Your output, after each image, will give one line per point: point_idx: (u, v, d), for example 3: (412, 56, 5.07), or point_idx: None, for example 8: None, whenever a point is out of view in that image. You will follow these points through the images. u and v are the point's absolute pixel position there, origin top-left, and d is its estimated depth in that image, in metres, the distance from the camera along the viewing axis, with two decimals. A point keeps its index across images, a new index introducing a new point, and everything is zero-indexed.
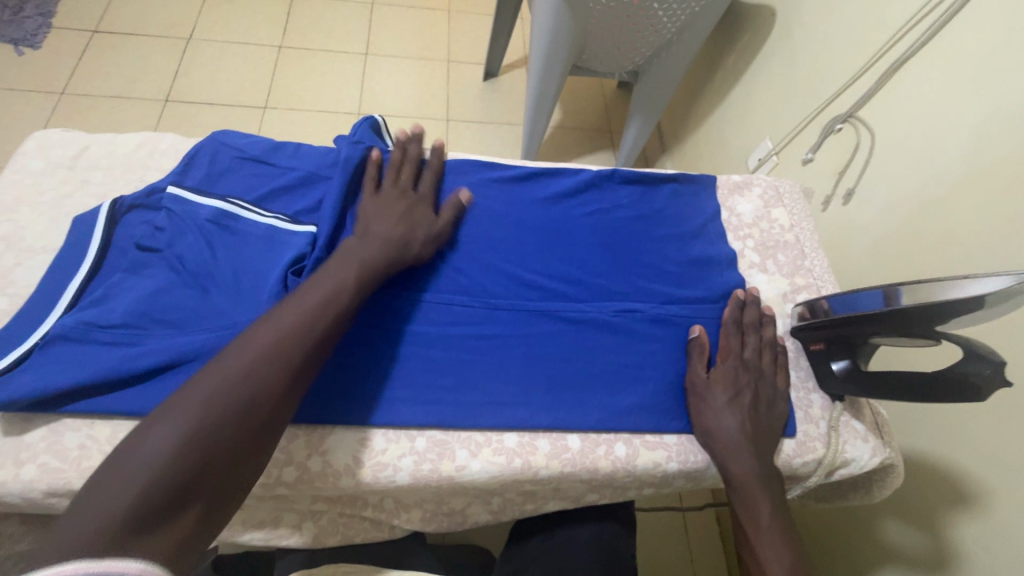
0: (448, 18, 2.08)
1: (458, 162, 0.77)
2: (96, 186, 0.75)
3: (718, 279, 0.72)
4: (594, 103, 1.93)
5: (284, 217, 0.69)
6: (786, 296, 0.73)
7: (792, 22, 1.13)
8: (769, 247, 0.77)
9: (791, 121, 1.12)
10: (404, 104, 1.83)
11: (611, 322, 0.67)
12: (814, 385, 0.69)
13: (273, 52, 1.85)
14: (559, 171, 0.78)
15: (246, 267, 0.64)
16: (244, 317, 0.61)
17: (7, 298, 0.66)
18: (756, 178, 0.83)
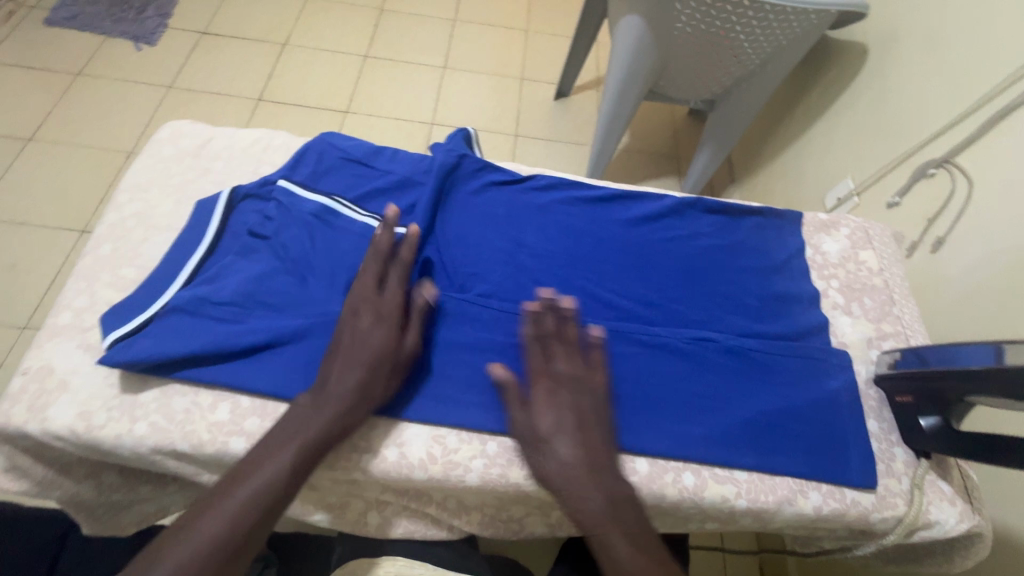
0: (524, 38, 2.14)
1: (544, 177, 0.79)
2: (217, 174, 0.82)
3: (799, 316, 0.71)
4: (664, 128, 1.93)
5: (381, 217, 0.73)
6: (873, 342, 0.71)
7: (888, 60, 1.09)
8: (855, 290, 0.75)
9: (879, 162, 1.08)
10: (476, 117, 1.89)
11: (685, 348, 0.65)
12: (897, 438, 0.66)
13: (358, 60, 1.96)
14: (642, 196, 0.79)
15: (344, 260, 0.69)
16: (340, 306, 0.66)
17: (135, 268, 0.72)
18: (843, 218, 0.81)
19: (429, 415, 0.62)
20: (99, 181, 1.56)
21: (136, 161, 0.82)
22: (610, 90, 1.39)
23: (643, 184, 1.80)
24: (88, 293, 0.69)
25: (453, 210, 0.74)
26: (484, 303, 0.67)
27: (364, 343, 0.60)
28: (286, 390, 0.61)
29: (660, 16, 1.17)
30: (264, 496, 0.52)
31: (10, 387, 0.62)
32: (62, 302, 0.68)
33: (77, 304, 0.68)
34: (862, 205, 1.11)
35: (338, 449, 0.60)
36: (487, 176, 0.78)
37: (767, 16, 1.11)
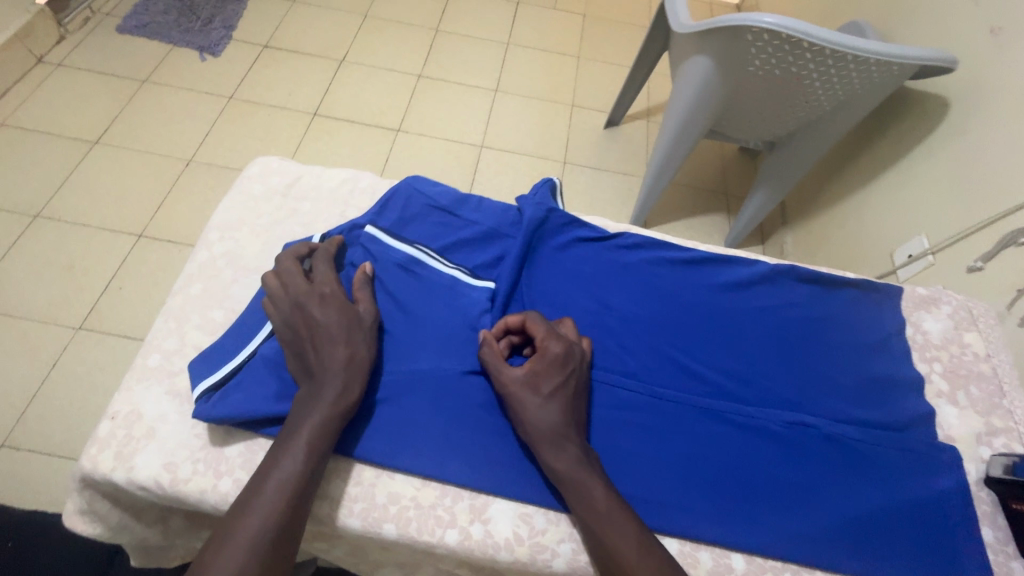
0: (576, 64, 2.14)
1: (635, 236, 0.81)
2: (303, 216, 0.84)
3: (903, 404, 0.70)
4: (714, 162, 1.89)
5: (467, 271, 0.76)
6: (983, 437, 0.69)
7: (970, 120, 1.05)
8: (960, 376, 0.74)
9: (957, 226, 1.03)
10: (526, 143, 1.89)
11: (780, 433, 0.66)
12: (1015, 551, 0.61)
13: (413, 79, 1.98)
14: (731, 260, 0.79)
15: (431, 316, 0.71)
16: (427, 364, 0.68)
17: (223, 311, 0.74)
18: (944, 293, 0.80)
19: (516, 494, 0.63)
20: (157, 188, 1.59)
21: (225, 198, 0.84)
22: (670, 128, 1.39)
23: (694, 219, 1.77)
24: (176, 334, 0.71)
25: (542, 271, 0.77)
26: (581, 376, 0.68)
27: (338, 348, 0.62)
28: (373, 452, 0.63)
29: (732, 58, 1.14)
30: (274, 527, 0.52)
31: (99, 432, 0.63)
32: (151, 342, 0.70)
33: (165, 346, 0.70)
34: (938, 264, 1.06)
35: (422, 521, 0.61)
36: (573, 231, 0.80)
37: (847, 66, 1.07)
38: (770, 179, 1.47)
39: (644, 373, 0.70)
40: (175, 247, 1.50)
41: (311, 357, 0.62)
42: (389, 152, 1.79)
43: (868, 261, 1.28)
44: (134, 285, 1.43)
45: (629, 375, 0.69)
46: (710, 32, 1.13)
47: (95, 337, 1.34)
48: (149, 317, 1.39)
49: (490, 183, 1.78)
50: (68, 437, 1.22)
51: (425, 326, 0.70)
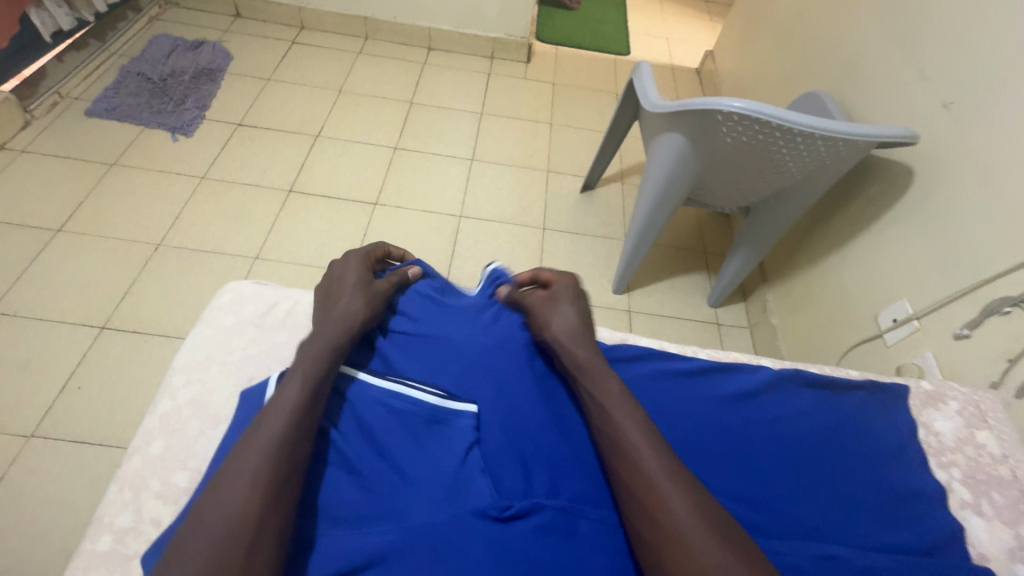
0: (549, 130, 2.20)
1: (639, 349, 0.79)
2: (280, 349, 0.80)
3: (921, 520, 0.66)
4: (690, 223, 1.93)
5: (446, 394, 0.71)
6: (1016, 554, 0.66)
7: (935, 191, 1.08)
8: (979, 481, 0.72)
9: (939, 292, 1.03)
10: (504, 210, 1.90)
11: (815, 571, 0.59)
12: None
13: (389, 152, 2.00)
14: (734, 368, 0.78)
15: (423, 457, 0.65)
16: (420, 518, 0.58)
17: (188, 473, 0.67)
18: (949, 389, 0.80)
19: None
20: (123, 275, 1.53)
21: (191, 331, 0.80)
22: (646, 201, 1.42)
23: (674, 280, 1.77)
24: (130, 507, 0.64)
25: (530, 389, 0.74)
26: (591, 519, 0.61)
27: (345, 299, 0.76)
28: None
29: (706, 136, 1.17)
30: (247, 488, 0.52)
31: None
32: (101, 521, 0.63)
33: (118, 524, 0.63)
34: (924, 330, 1.05)
35: None
36: None
37: (815, 141, 1.10)
38: (750, 241, 1.49)
39: None
40: (141, 337, 1.42)
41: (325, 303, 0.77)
42: (367, 226, 1.77)
43: (852, 327, 1.27)
44: (94, 383, 1.33)
45: None
46: (683, 113, 1.15)
47: (49, 446, 1.23)
48: (111, 419, 1.29)
49: (470, 253, 1.76)
50: (9, 568, 1.09)
51: (405, 465, 0.64)
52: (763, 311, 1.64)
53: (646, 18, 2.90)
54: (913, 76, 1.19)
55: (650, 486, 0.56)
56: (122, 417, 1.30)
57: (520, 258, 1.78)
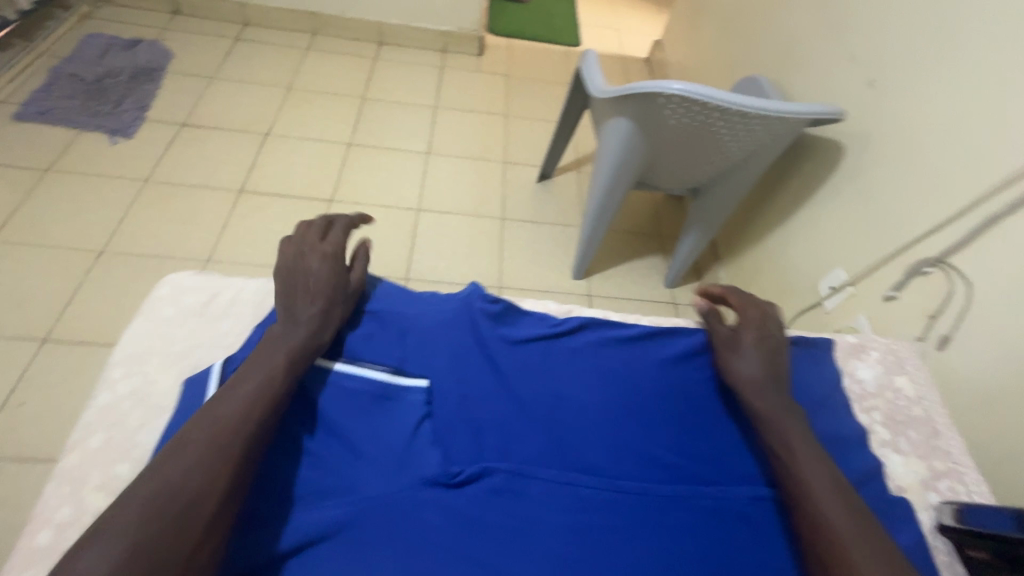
0: (505, 122, 2.21)
1: (586, 318, 0.80)
2: (226, 336, 0.79)
3: (854, 460, 0.71)
4: (645, 207, 1.98)
5: (395, 370, 0.71)
6: (928, 483, 0.72)
7: (863, 163, 1.15)
8: (899, 422, 0.78)
9: (869, 258, 1.11)
10: (463, 202, 1.90)
11: (746, 512, 0.65)
12: None
13: (342, 148, 1.98)
14: (682, 331, 0.80)
15: (375, 434, 0.66)
16: (376, 491, 0.61)
17: (130, 463, 0.66)
18: (871, 340, 0.86)
19: None
20: (64, 284, 1.46)
21: (131, 324, 0.78)
22: (599, 182, 1.45)
23: (632, 262, 1.82)
24: (71, 500, 0.62)
25: (477, 358, 0.75)
26: (540, 481, 0.65)
27: (323, 293, 0.71)
28: None
29: (649, 118, 1.21)
30: (203, 466, 0.51)
31: None
32: (39, 517, 0.60)
33: (58, 518, 0.61)
34: (859, 294, 1.12)
35: None
36: (515, 319, 0.80)
37: (753, 121, 1.15)
38: (700, 222, 1.54)
39: (602, 469, 0.68)
40: (87, 347, 1.37)
41: (300, 290, 0.71)
42: None
43: (796, 295, 1.34)
44: (37, 398, 1.27)
45: (588, 472, 0.67)
46: (628, 98, 1.18)
47: None
48: (57, 433, 1.24)
49: (430, 246, 1.76)
50: None
51: (356, 441, 0.65)
52: (717, 287, 1.70)
53: (596, 10, 2.94)
54: (842, 57, 1.25)
55: (839, 543, 0.55)
56: (69, 430, 1.25)
57: (480, 248, 1.79)
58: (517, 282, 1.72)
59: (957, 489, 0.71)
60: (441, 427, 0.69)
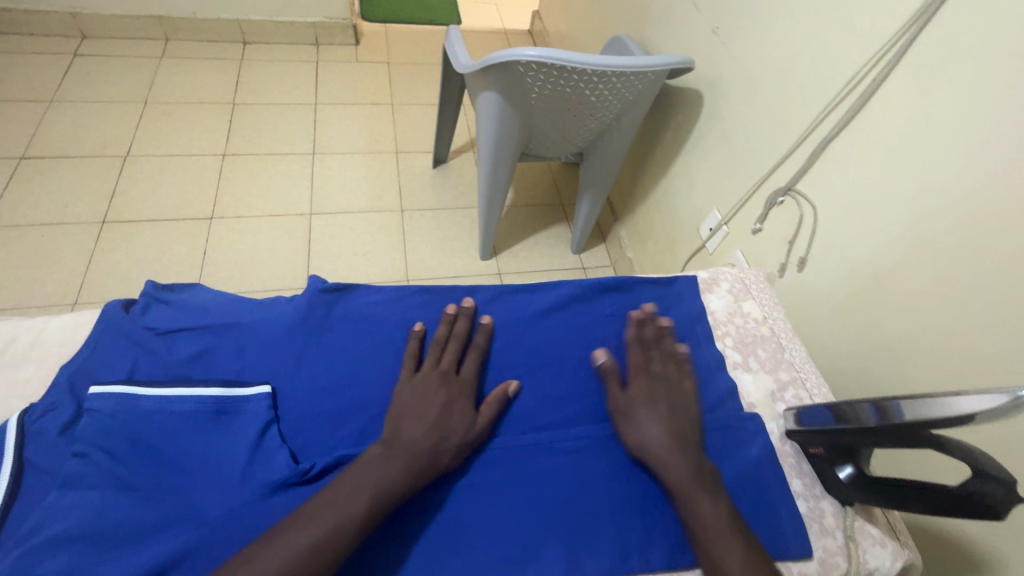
0: (391, 111, 2.14)
1: (446, 289, 0.80)
2: (21, 385, 0.72)
3: (713, 385, 0.74)
4: (544, 179, 2.00)
5: (231, 383, 0.66)
6: (775, 395, 0.75)
7: (719, 106, 1.21)
8: (748, 343, 0.80)
9: (734, 196, 1.17)
10: (357, 200, 1.83)
11: (607, 446, 0.68)
12: (821, 491, 0.66)
13: (217, 160, 1.84)
14: (545, 285, 0.82)
15: (212, 455, 0.61)
16: (217, 509, 0.57)
17: None
18: (721, 273, 0.88)
19: None
20: None
21: None
22: (482, 155, 1.42)
23: (536, 235, 1.84)
24: None
25: (329, 346, 0.72)
26: None
27: (433, 432, 0.63)
28: None
29: (512, 87, 1.20)
30: None
31: None
32: None
33: None
34: (732, 232, 1.19)
35: None
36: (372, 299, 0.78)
37: (610, 80, 1.18)
38: (592, 184, 1.57)
39: None
40: None
41: (410, 430, 0.63)
42: (207, 244, 1.63)
43: (684, 241, 1.40)
44: None
45: None
46: (488, 70, 1.18)
47: None
48: None
49: (327, 250, 1.69)
50: None
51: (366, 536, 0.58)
52: (620, 246, 1.75)
53: None
54: (689, 6, 1.30)
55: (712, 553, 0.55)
56: None
57: (380, 244, 1.74)
58: (423, 273, 1.69)
59: (801, 396, 0.74)
60: (293, 426, 0.65)
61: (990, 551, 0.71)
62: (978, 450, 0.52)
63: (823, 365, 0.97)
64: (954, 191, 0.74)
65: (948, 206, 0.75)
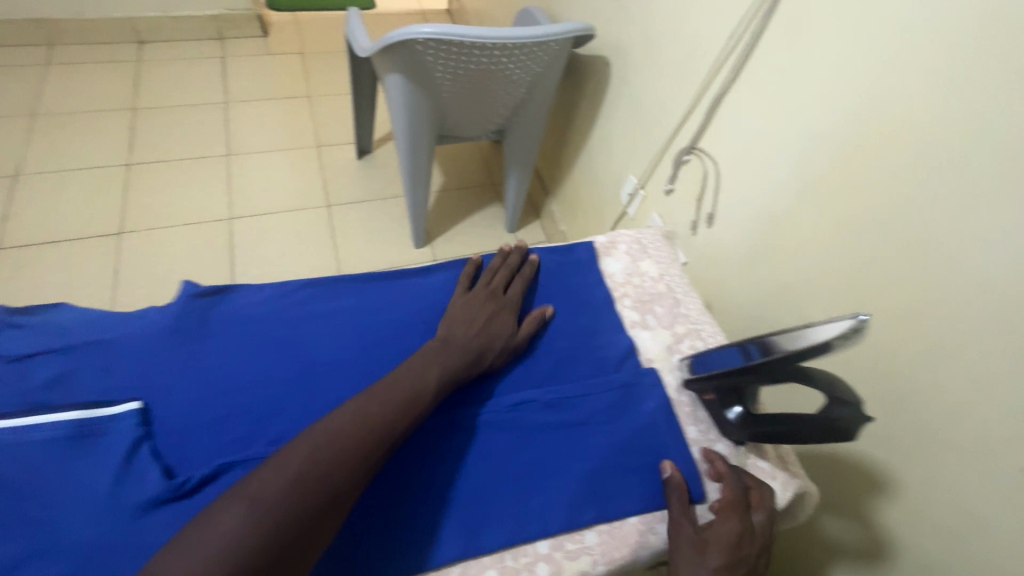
0: (309, 103, 2.06)
1: (335, 285, 0.80)
2: None
3: (607, 345, 0.78)
4: (474, 160, 1.98)
5: (96, 404, 0.61)
6: (672, 348, 0.78)
7: (625, 70, 1.22)
8: (646, 301, 0.84)
9: (646, 159, 1.19)
10: (279, 199, 1.76)
11: (506, 419, 0.68)
12: (716, 434, 0.71)
13: (122, 171, 1.73)
14: (437, 269, 0.84)
15: (75, 480, 0.56)
16: (83, 536, 0.53)
17: None
18: (619, 237, 0.91)
19: None
20: None
21: None
22: (398, 143, 1.38)
23: (470, 217, 1.82)
24: None
25: (209, 355, 0.69)
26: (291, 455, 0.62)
27: (478, 336, 0.71)
28: None
29: (415, 68, 1.17)
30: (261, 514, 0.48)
31: None
32: None
33: None
34: (648, 195, 1.21)
35: None
36: (256, 300, 0.76)
37: (512, 53, 1.17)
38: (517, 160, 1.56)
39: None
40: None
41: (459, 331, 0.71)
42: (118, 260, 1.54)
43: (608, 209, 1.42)
44: None
45: None
46: (387, 53, 1.15)
47: None
48: None
49: (252, 253, 1.62)
50: None
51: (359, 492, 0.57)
52: (553, 220, 1.76)
53: None
54: None
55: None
56: None
57: (308, 242, 1.68)
58: (356, 267, 1.65)
59: (696, 346, 0.78)
60: (171, 442, 0.62)
61: (889, 467, 0.77)
62: (839, 381, 0.57)
63: (737, 315, 1.01)
64: (828, 133, 0.78)
65: (828, 147, 0.78)
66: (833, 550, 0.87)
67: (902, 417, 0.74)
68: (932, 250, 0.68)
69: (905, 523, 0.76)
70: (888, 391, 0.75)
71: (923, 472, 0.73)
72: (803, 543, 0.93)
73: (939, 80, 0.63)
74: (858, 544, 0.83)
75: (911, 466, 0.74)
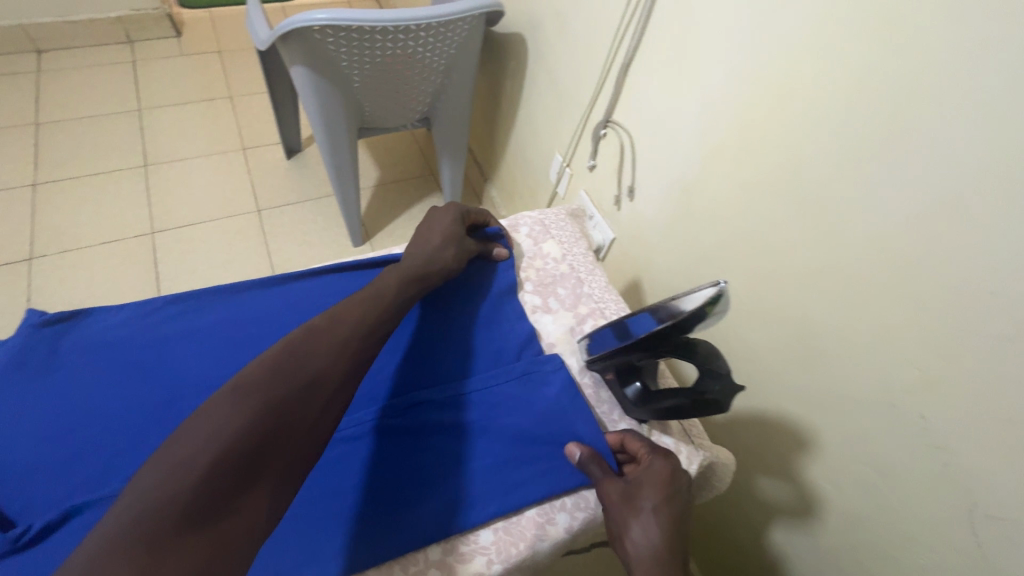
0: (231, 104, 1.96)
1: (208, 295, 0.73)
2: None
3: (510, 332, 0.76)
4: (409, 150, 1.92)
5: None
6: (575, 330, 0.79)
7: (539, 45, 1.18)
8: (548, 284, 0.84)
9: (568, 136, 1.17)
10: (205, 208, 1.67)
11: (394, 425, 0.65)
12: (619, 414, 0.72)
13: (27, 192, 1.61)
14: (325, 268, 0.79)
15: None
16: None
17: None
18: (522, 218, 0.91)
19: None
20: None
21: None
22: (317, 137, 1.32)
23: (409, 210, 1.77)
24: None
25: (56, 390, 0.62)
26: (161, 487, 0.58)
27: (429, 249, 0.74)
28: None
29: (317, 58, 1.11)
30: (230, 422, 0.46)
31: None
32: None
33: None
34: (574, 173, 1.19)
35: None
36: (115, 321, 0.69)
37: (420, 35, 1.11)
38: (446, 148, 1.52)
39: None
40: None
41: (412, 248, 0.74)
42: (31, 287, 1.44)
43: (541, 190, 1.40)
44: None
45: None
46: (284, 42, 1.08)
47: None
48: None
49: (179, 266, 1.54)
50: None
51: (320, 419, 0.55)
52: (493, 206, 1.72)
53: None
54: None
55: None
56: None
57: (240, 249, 1.61)
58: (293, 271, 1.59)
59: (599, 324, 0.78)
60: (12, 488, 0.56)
61: (811, 423, 0.78)
62: (716, 352, 0.58)
63: (665, 287, 1.00)
64: (727, 94, 0.76)
65: (728, 108, 0.77)
66: (771, 507, 0.89)
67: (818, 373, 0.75)
68: (831, 204, 0.67)
69: (829, 477, 0.77)
70: (805, 350, 0.76)
71: (841, 425, 0.73)
72: (743, 503, 0.94)
73: (818, 30, 0.62)
74: (792, 501, 0.84)
75: (830, 421, 0.75)
